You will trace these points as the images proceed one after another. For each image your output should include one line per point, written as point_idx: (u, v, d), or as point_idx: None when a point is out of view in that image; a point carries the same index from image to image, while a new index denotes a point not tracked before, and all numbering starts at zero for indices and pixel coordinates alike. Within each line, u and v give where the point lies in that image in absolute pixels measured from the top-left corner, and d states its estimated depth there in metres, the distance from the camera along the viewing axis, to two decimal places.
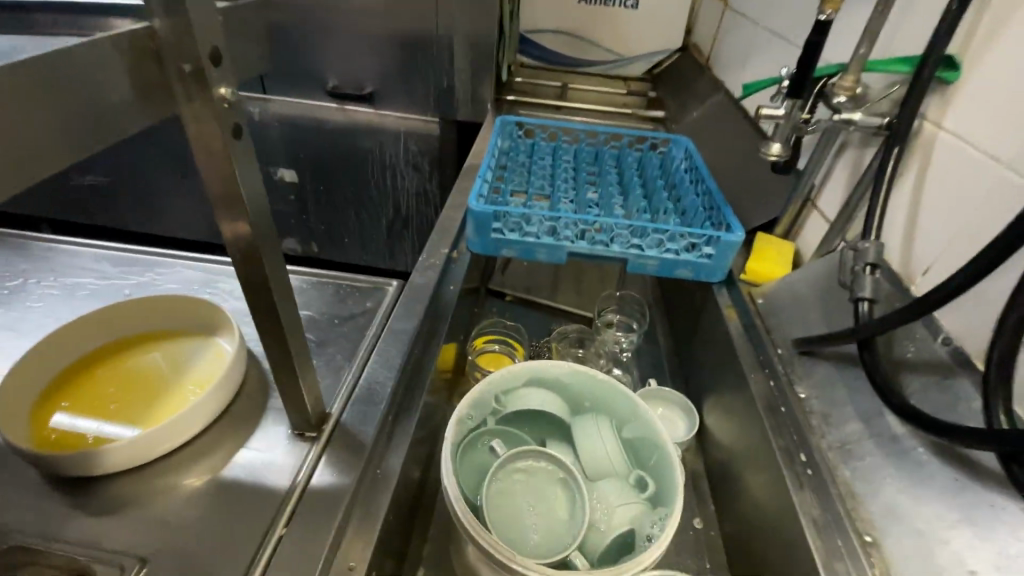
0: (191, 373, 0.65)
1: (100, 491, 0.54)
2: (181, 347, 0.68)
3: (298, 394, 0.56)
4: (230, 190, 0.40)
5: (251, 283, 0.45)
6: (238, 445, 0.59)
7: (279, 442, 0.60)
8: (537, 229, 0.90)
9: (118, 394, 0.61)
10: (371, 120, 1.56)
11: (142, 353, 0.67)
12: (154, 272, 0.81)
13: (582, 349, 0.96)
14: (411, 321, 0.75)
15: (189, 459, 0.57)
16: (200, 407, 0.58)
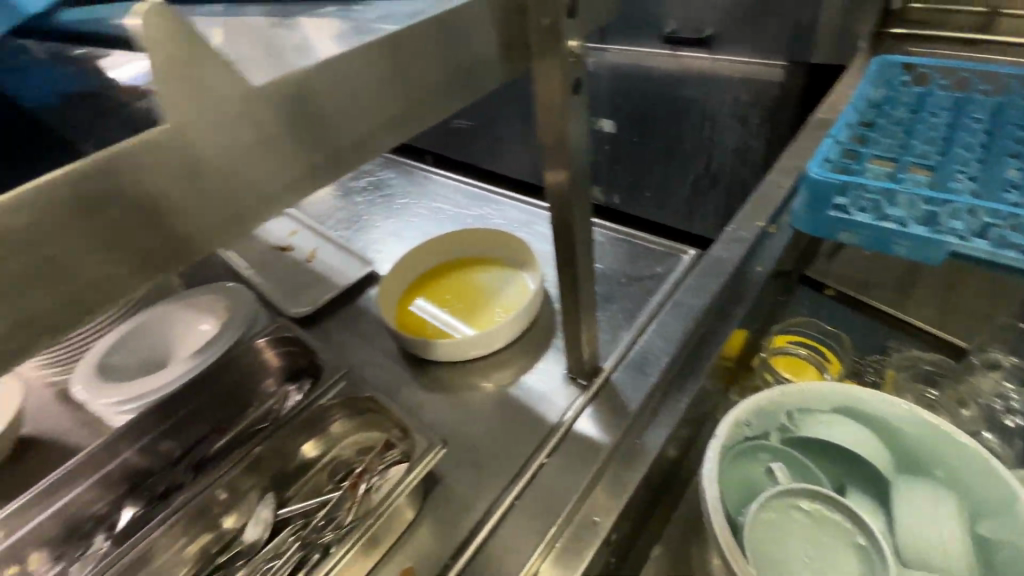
0: (503, 298, 0.77)
1: (430, 372, 0.70)
2: (497, 274, 0.81)
3: (578, 343, 0.59)
4: (559, 142, 0.40)
5: (559, 232, 0.48)
6: (525, 369, 0.67)
7: (556, 380, 0.65)
8: (903, 213, 0.67)
9: (450, 301, 0.79)
10: (704, 67, 1.43)
11: (469, 273, 0.82)
12: (490, 207, 0.97)
13: (927, 388, 0.71)
14: (701, 297, 0.68)
15: (489, 368, 0.68)
16: (508, 324, 0.68)
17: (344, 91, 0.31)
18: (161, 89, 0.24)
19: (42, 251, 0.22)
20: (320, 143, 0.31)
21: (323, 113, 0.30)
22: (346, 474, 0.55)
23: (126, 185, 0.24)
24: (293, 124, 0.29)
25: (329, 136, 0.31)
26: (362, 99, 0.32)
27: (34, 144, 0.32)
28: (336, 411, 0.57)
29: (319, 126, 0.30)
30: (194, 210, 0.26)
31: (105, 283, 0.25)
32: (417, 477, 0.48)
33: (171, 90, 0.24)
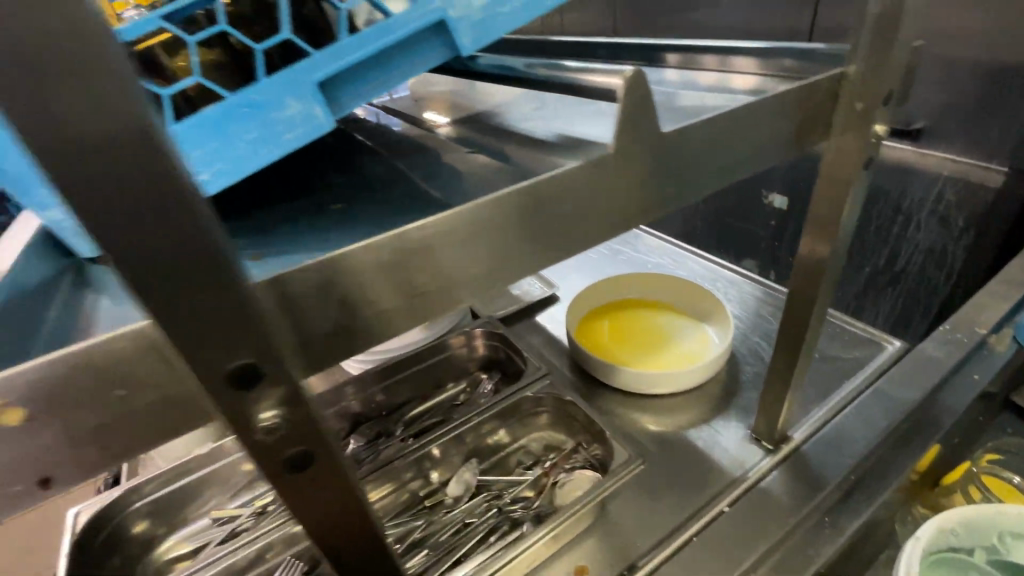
0: (687, 348, 0.77)
1: (604, 397, 0.73)
2: (681, 323, 0.81)
3: (778, 403, 0.59)
4: (831, 207, 0.45)
5: (800, 291, 0.51)
6: (704, 420, 0.67)
7: (739, 435, 0.64)
8: None
9: (633, 336, 0.80)
10: None
11: (659, 314, 0.83)
12: (671, 260, 1.01)
13: None
14: (907, 392, 0.65)
15: (667, 409, 0.70)
16: (696, 370, 0.69)
17: (731, 124, 0.35)
18: (625, 121, 0.29)
19: (537, 205, 0.29)
20: (533, 224, 0.29)
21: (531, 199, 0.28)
22: (535, 464, 0.61)
23: (593, 174, 0.30)
24: (507, 212, 0.28)
25: (718, 156, 0.35)
26: (656, 170, 0.33)
27: (431, 158, 0.44)
28: (537, 406, 0.62)
29: (708, 150, 0.34)
30: (622, 203, 0.31)
31: (440, 296, 0.28)
32: (612, 486, 0.51)
33: (625, 134, 0.29)
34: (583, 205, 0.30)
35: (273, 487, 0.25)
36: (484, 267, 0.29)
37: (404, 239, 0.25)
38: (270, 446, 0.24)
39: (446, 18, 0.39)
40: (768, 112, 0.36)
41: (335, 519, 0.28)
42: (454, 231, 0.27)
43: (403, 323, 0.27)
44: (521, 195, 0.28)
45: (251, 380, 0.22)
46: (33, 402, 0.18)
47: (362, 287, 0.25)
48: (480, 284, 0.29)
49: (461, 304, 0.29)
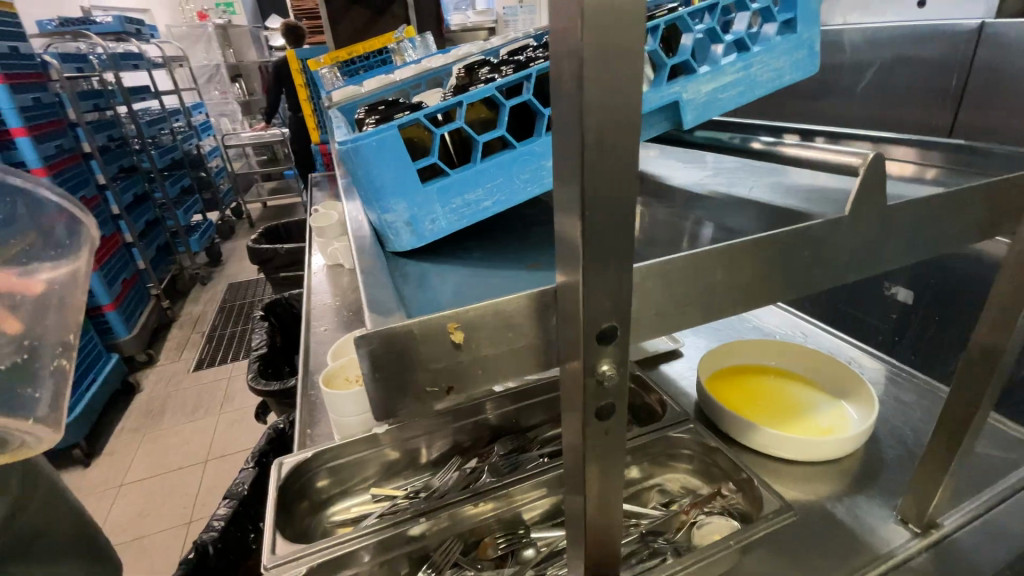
0: (823, 420, 0.77)
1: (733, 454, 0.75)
2: (814, 394, 0.82)
3: (936, 486, 0.58)
4: (1015, 295, 0.47)
5: (974, 370, 0.52)
6: (842, 494, 0.67)
7: (884, 516, 0.63)
8: None
9: (761, 400, 0.82)
10: None
11: (789, 383, 0.85)
12: (799, 332, 1.01)
13: None
14: None
15: (802, 476, 0.70)
16: (836, 444, 0.70)
17: (942, 205, 0.40)
18: (863, 191, 0.35)
19: (791, 248, 0.34)
20: (769, 268, 0.34)
21: (769, 249, 0.34)
22: (670, 501, 0.64)
23: (833, 231, 0.35)
24: (756, 257, 0.34)
25: (924, 232, 0.40)
26: (879, 237, 0.38)
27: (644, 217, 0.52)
28: (677, 446, 0.66)
29: (921, 224, 0.39)
30: (849, 257, 0.37)
31: (686, 315, 0.33)
32: (761, 531, 0.53)
33: (863, 205, 0.35)
34: (822, 255, 0.35)
35: (588, 443, 0.29)
36: (741, 292, 0.34)
37: (694, 261, 0.32)
38: (594, 399, 0.28)
39: (680, 99, 0.48)
40: (971, 197, 0.41)
41: (608, 486, 0.32)
42: (731, 258, 0.33)
43: (675, 327, 0.33)
44: (781, 238, 0.34)
45: (606, 339, 0.27)
46: (468, 328, 0.27)
47: (657, 293, 0.32)
48: (712, 309, 0.34)
49: (717, 318, 0.34)
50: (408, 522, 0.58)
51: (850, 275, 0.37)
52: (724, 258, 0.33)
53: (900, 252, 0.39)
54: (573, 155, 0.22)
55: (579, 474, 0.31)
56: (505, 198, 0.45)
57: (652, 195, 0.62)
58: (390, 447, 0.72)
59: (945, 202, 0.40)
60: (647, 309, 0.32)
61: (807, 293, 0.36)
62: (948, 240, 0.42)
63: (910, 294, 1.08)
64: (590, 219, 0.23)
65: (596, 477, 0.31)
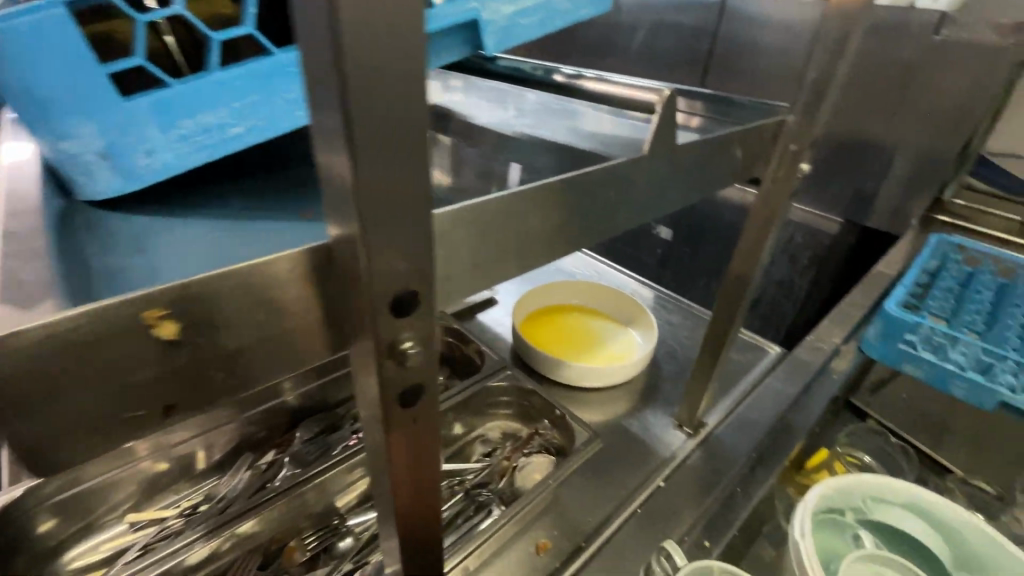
0: (617, 350, 0.86)
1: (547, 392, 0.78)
2: (609, 327, 0.91)
3: (702, 393, 0.69)
4: (760, 228, 0.56)
5: (729, 293, 0.62)
6: (635, 410, 0.76)
7: (667, 425, 0.74)
8: (966, 360, 0.80)
9: (567, 338, 0.88)
10: None
11: (588, 318, 0.93)
12: (593, 270, 1.10)
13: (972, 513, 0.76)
14: (790, 387, 0.80)
15: (601, 401, 0.78)
16: (627, 369, 0.78)
17: (714, 150, 0.43)
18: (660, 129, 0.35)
19: (594, 188, 0.32)
20: (580, 208, 0.32)
21: (579, 193, 0.31)
22: (494, 451, 0.63)
23: (632, 170, 0.34)
24: (566, 199, 0.31)
25: (701, 174, 0.43)
26: (673, 176, 0.39)
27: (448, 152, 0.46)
28: (498, 394, 0.65)
29: (698, 166, 0.42)
30: (647, 198, 0.37)
31: (499, 270, 0.29)
32: (577, 463, 0.56)
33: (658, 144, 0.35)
34: (621, 195, 0.35)
35: (392, 436, 0.24)
36: (551, 238, 0.31)
37: (499, 205, 0.27)
38: (396, 383, 0.22)
39: (478, 18, 0.42)
40: (735, 142, 0.46)
41: (423, 475, 0.27)
42: (539, 201, 0.29)
43: (490, 283, 0.29)
44: (590, 178, 0.31)
45: (405, 310, 0.20)
46: None
47: (467, 243, 0.26)
48: (529, 258, 0.30)
49: (527, 269, 0.31)
50: (180, 551, 0.45)
51: (645, 214, 0.38)
52: (535, 203, 0.29)
53: (684, 191, 0.42)
54: (329, 47, 0.15)
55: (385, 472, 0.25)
56: (266, 125, 0.34)
57: (459, 134, 0.56)
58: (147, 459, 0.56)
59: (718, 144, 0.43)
60: (456, 266, 0.26)
61: (610, 236, 0.36)
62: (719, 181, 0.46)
63: (670, 232, 1.29)
64: (358, 145, 0.16)
65: (406, 469, 0.26)
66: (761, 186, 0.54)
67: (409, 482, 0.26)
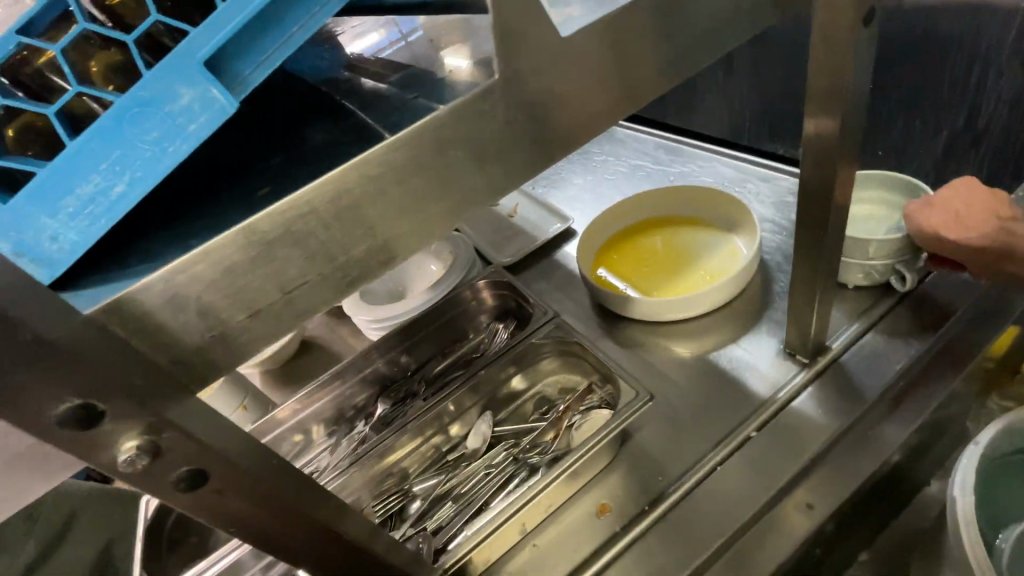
0: (709, 264, 0.72)
1: (624, 330, 0.70)
2: (702, 237, 0.75)
3: (809, 315, 0.53)
4: (833, 84, 0.36)
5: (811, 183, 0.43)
6: (729, 340, 0.63)
7: (769, 354, 0.60)
8: None
9: (651, 260, 0.75)
10: None
11: (677, 230, 0.77)
12: (695, 165, 0.91)
13: None
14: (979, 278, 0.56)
15: (688, 332, 0.66)
16: (713, 292, 0.64)
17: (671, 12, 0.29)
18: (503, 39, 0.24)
19: (421, 164, 0.24)
20: (405, 186, 0.24)
21: (399, 185, 0.24)
22: (550, 408, 0.60)
23: (484, 112, 0.25)
24: (370, 189, 0.23)
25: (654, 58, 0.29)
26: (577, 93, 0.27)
27: None
28: (544, 349, 0.61)
29: (643, 48, 0.29)
30: (535, 137, 0.27)
31: (302, 297, 0.23)
32: (618, 427, 0.51)
33: (517, 61, 0.25)
34: (480, 149, 0.25)
35: (184, 497, 0.25)
36: (375, 242, 0.24)
37: (251, 233, 0.21)
38: (160, 475, 0.24)
39: None
40: None
41: (279, 505, 0.29)
42: (317, 216, 0.22)
43: (304, 316, 0.24)
44: (396, 149, 0.23)
45: (93, 420, 0.21)
46: None
47: (227, 285, 0.22)
48: (349, 270, 0.24)
49: (355, 286, 0.25)
50: None
51: (545, 156, 0.28)
52: (323, 218, 0.23)
53: (625, 92, 0.29)
54: None
55: (223, 521, 0.27)
56: (144, 174, 0.23)
57: None
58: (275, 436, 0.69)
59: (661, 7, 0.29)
60: (226, 317, 0.22)
61: (491, 202, 0.27)
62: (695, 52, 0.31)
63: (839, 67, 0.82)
64: None
65: (252, 508, 0.28)
66: (820, 13, 0.34)
67: (258, 516, 0.28)
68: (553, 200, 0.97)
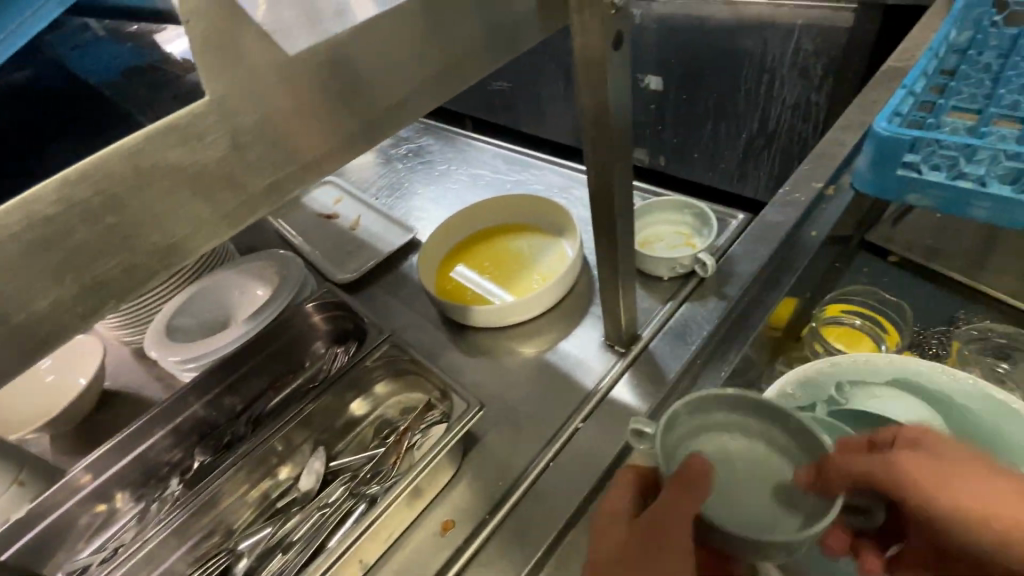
0: (543, 266, 0.75)
1: (469, 338, 0.70)
2: (536, 242, 0.79)
3: (619, 309, 0.58)
4: (598, 103, 0.39)
5: (598, 193, 0.47)
6: (562, 337, 0.67)
7: (593, 347, 0.65)
8: (991, 169, 0.58)
9: (491, 266, 0.77)
10: (762, 13, 1.21)
11: (513, 237, 0.80)
12: (531, 172, 0.95)
13: (1001, 363, 0.62)
14: (752, 264, 0.66)
15: (528, 334, 0.69)
16: (543, 294, 0.68)
17: (414, 31, 0.29)
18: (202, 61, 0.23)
19: (119, 199, 0.22)
20: (109, 235, 0.22)
21: (86, 228, 0.21)
22: (389, 432, 0.59)
23: (198, 138, 0.23)
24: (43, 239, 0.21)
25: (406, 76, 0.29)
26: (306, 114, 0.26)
27: None
28: (377, 369, 0.60)
29: (390, 66, 0.29)
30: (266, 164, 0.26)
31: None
32: (456, 436, 0.51)
33: (232, 84, 0.23)
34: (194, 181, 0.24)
35: None
36: (71, 289, 0.22)
37: None
38: None
39: None
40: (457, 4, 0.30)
41: None
42: None
43: None
44: (65, 187, 0.20)
45: None
46: None
47: None
48: (45, 334, 0.22)
49: (51, 346, 0.22)
50: None
51: (292, 178, 0.27)
52: None
53: (379, 110, 0.29)
54: None
55: None
56: None
57: None
58: (70, 508, 0.59)
59: (404, 29, 0.29)
60: None
61: (226, 235, 0.26)
62: (449, 71, 0.32)
63: None
64: None
65: None
66: (577, 38, 0.37)
67: None
68: (399, 212, 0.95)
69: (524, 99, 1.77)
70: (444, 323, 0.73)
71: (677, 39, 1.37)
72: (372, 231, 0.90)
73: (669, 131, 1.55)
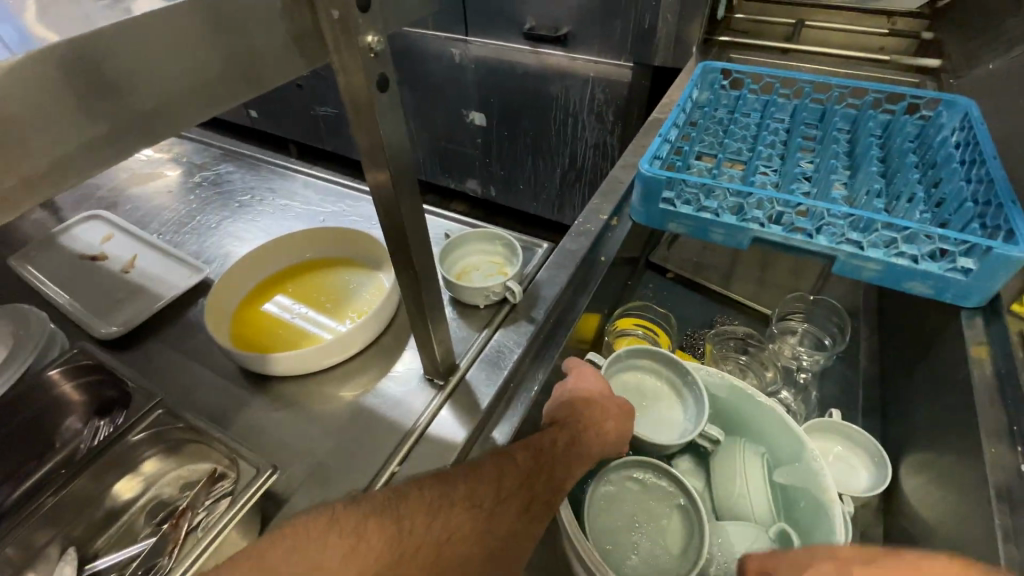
0: (358, 301, 0.72)
1: (275, 388, 0.64)
2: (351, 275, 0.75)
3: (431, 342, 0.58)
4: (374, 140, 0.39)
5: (390, 228, 0.46)
6: (380, 375, 0.65)
7: (412, 382, 0.64)
8: (722, 203, 0.72)
9: (302, 302, 0.71)
10: (560, 64, 1.37)
11: (326, 272, 0.75)
12: (347, 204, 0.91)
13: (745, 355, 0.77)
14: (556, 287, 0.72)
15: (346, 376, 0.65)
16: (355, 334, 0.64)
17: (127, 65, 0.25)
18: None
19: None
20: None
21: None
22: (167, 514, 0.50)
23: None
24: None
25: (111, 113, 0.25)
26: None
27: None
28: (146, 442, 0.50)
29: (98, 99, 0.24)
30: None
31: None
32: (244, 508, 0.45)
33: None
34: None
35: None
36: None
37: None
38: None
39: None
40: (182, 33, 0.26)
41: None
42: None
43: None
44: None
45: None
46: None
47: None
48: None
49: None
50: None
51: None
52: None
53: (74, 149, 0.24)
54: None
55: None
56: None
57: None
58: None
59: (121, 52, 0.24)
60: None
61: None
62: (187, 105, 0.28)
63: None
64: None
65: None
66: (341, 75, 0.36)
67: None
68: (190, 250, 0.83)
69: (352, 128, 1.72)
70: (244, 375, 0.65)
71: (492, 80, 1.47)
72: (151, 273, 0.76)
73: (494, 164, 1.65)
